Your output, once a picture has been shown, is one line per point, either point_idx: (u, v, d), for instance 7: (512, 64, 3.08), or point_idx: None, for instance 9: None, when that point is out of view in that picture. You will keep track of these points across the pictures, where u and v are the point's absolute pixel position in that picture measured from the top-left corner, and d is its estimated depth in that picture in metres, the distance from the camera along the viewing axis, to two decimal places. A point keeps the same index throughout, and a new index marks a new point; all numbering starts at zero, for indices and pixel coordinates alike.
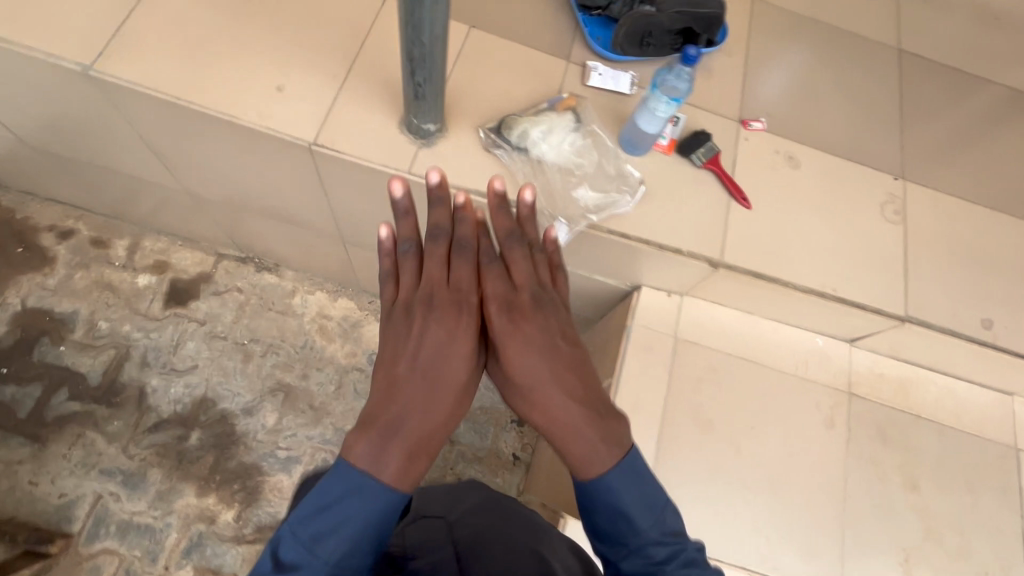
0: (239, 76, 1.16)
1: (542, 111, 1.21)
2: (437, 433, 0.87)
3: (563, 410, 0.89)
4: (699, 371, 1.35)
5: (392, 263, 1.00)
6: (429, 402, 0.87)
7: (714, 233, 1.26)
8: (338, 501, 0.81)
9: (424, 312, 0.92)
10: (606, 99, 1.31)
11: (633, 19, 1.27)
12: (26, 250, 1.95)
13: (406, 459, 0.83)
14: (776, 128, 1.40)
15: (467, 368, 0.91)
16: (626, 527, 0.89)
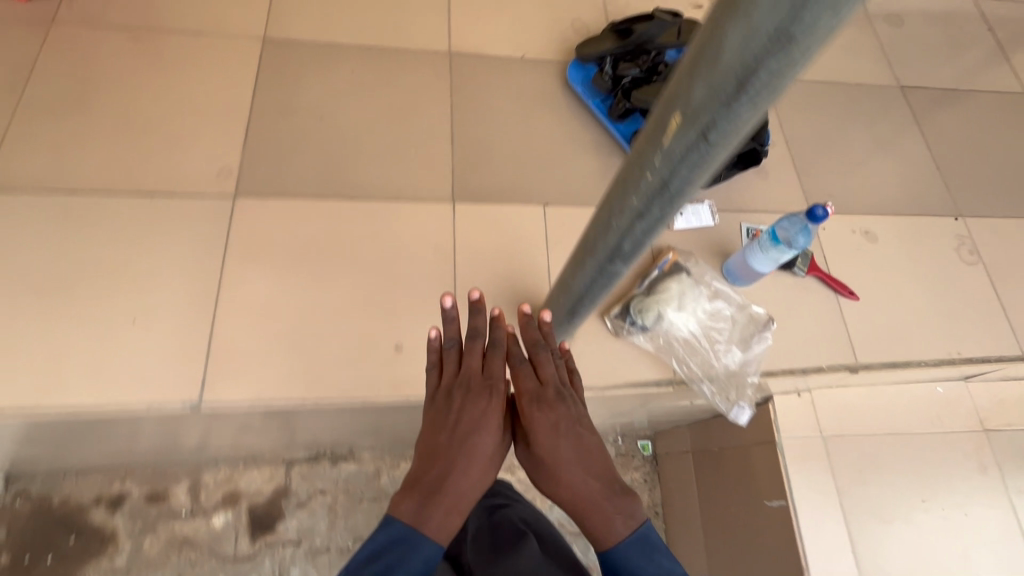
0: (354, 350, 1.08)
1: (658, 279, 1.20)
2: (470, 493, 0.68)
3: (587, 483, 0.72)
4: (856, 463, 1.27)
5: (436, 355, 0.83)
6: (466, 472, 0.69)
7: (839, 335, 1.33)
8: (389, 552, 0.63)
9: (464, 389, 0.77)
10: (695, 239, 1.31)
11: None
12: (77, 541, 1.27)
13: (448, 514, 0.66)
14: (842, 207, 1.45)
15: (497, 453, 0.74)
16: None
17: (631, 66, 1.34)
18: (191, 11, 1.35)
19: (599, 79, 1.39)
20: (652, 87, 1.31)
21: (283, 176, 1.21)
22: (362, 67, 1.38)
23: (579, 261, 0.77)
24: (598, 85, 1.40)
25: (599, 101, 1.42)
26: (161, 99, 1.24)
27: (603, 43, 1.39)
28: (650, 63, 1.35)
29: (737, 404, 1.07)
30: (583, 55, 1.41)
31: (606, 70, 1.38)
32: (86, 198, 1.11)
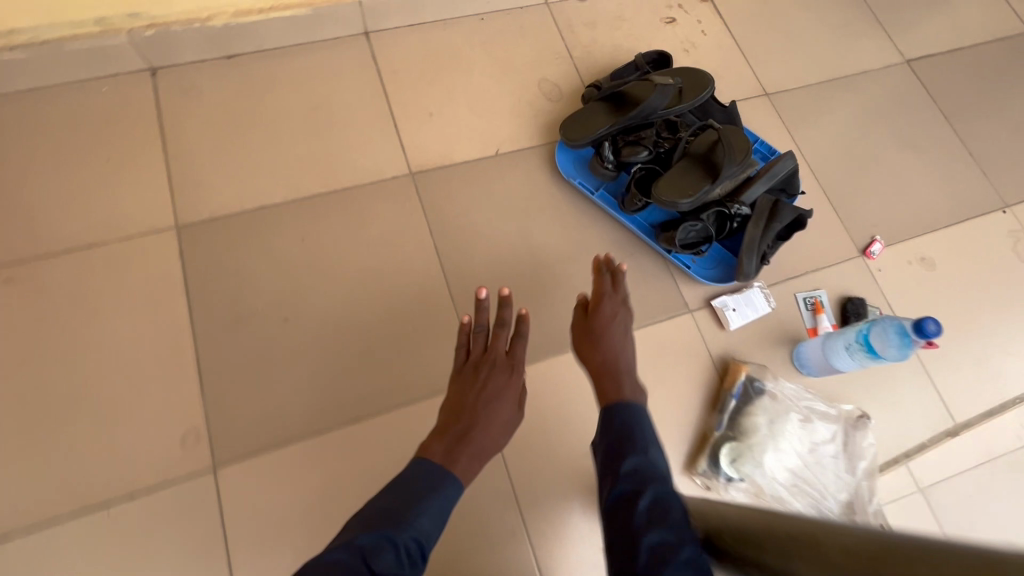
0: None
1: (737, 412, 1.02)
2: (487, 446, 0.77)
3: (619, 359, 0.86)
4: (961, 520, 1.08)
5: (465, 338, 0.89)
6: (486, 430, 0.79)
7: (933, 397, 1.15)
8: (422, 482, 0.69)
9: (490, 365, 0.86)
10: (756, 334, 1.13)
11: (751, 244, 1.07)
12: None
13: (471, 461, 0.75)
14: (891, 235, 1.28)
15: (511, 418, 0.82)
16: (613, 453, 0.66)
17: (637, 148, 1.11)
18: (71, 217, 1.03)
19: (601, 168, 1.13)
20: (671, 170, 1.09)
21: (265, 417, 0.95)
22: (313, 228, 1.09)
23: (732, 567, 0.56)
24: (600, 174, 1.15)
25: (602, 189, 1.18)
26: (72, 359, 0.94)
27: (593, 124, 1.15)
28: (655, 139, 1.13)
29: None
30: (572, 140, 1.14)
31: (606, 156, 1.13)
32: (21, 540, 0.84)
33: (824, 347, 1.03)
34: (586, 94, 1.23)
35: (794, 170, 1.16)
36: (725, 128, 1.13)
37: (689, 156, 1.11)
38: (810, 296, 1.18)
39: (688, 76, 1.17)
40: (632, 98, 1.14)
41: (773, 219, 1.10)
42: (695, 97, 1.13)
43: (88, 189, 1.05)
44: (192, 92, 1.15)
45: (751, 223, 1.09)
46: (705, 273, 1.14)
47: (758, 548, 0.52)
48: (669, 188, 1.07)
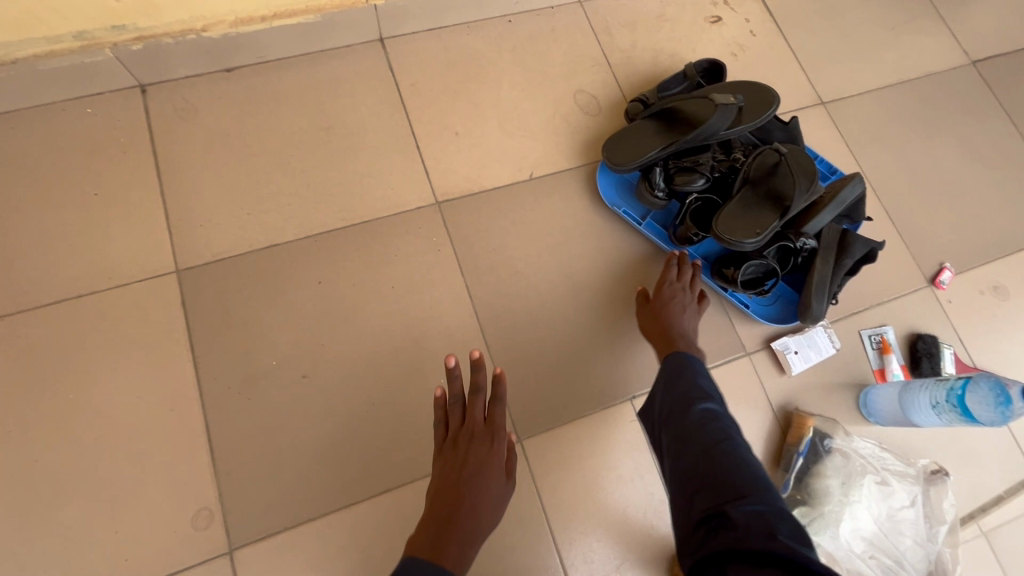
0: None
1: (805, 472, 0.93)
2: (479, 526, 0.70)
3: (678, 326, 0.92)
4: None
5: (440, 410, 0.81)
6: (476, 507, 0.71)
7: (1011, 443, 1.05)
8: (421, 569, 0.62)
9: (467, 437, 0.78)
10: (820, 378, 1.03)
11: (822, 284, 0.98)
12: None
13: (464, 545, 0.67)
14: (961, 262, 1.17)
15: (498, 489, 0.75)
16: (681, 396, 0.77)
17: (694, 174, 0.98)
18: (58, 263, 0.91)
19: (651, 197, 1.01)
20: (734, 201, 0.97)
21: (286, 491, 0.85)
22: (331, 270, 0.97)
23: None
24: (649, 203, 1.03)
25: (649, 219, 1.07)
26: (67, 429, 0.84)
27: (642, 145, 1.02)
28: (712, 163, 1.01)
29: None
30: (619, 165, 1.01)
31: (657, 182, 1.01)
32: None
33: (902, 398, 0.95)
34: (630, 108, 1.11)
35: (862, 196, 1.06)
36: (789, 152, 1.02)
37: (751, 184, 0.99)
38: (877, 333, 1.08)
39: (747, 92, 1.06)
40: (687, 116, 1.02)
41: (842, 254, 1.00)
42: (757, 117, 1.02)
43: (76, 230, 0.93)
44: (188, 113, 1.02)
45: (820, 260, 0.99)
46: (765, 311, 1.04)
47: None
48: (733, 222, 0.95)
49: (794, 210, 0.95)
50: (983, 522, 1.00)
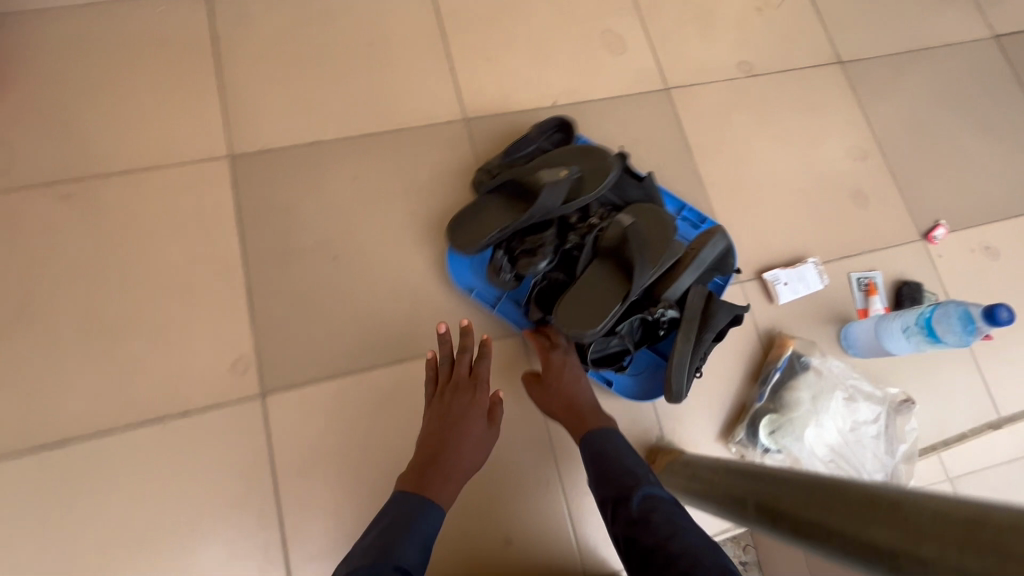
0: (457, 555, 0.93)
1: (781, 386, 1.02)
2: (464, 466, 0.82)
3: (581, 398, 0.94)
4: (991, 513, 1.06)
5: (432, 367, 0.91)
6: (462, 452, 0.82)
7: (981, 387, 1.11)
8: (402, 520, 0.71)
9: (453, 388, 0.88)
10: (805, 309, 1.11)
11: (680, 364, 0.92)
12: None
13: (444, 483, 0.78)
14: (956, 221, 1.23)
15: (484, 434, 0.86)
16: (618, 491, 0.80)
17: (532, 256, 0.94)
18: (128, 140, 1.03)
19: (498, 280, 0.96)
20: (574, 285, 0.91)
21: (312, 351, 0.97)
22: (365, 167, 1.08)
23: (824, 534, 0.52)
24: (497, 284, 0.98)
25: (502, 301, 1.02)
26: (129, 277, 0.96)
27: (480, 225, 0.96)
28: (550, 244, 0.95)
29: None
30: (454, 241, 0.97)
31: (503, 265, 0.96)
32: (85, 444, 0.89)
33: (877, 329, 1.01)
34: (477, 181, 1.06)
35: (729, 248, 1.02)
36: (640, 219, 0.95)
37: (600, 258, 0.93)
38: (864, 276, 1.15)
39: (593, 161, 1.00)
40: (523, 189, 0.97)
41: (705, 327, 0.94)
42: (595, 189, 0.96)
43: (145, 112, 1.05)
44: (248, 17, 1.12)
45: (679, 337, 0.92)
46: (629, 386, 1.02)
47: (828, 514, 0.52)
48: (572, 312, 0.90)
49: (633, 291, 0.88)
50: (948, 467, 1.06)
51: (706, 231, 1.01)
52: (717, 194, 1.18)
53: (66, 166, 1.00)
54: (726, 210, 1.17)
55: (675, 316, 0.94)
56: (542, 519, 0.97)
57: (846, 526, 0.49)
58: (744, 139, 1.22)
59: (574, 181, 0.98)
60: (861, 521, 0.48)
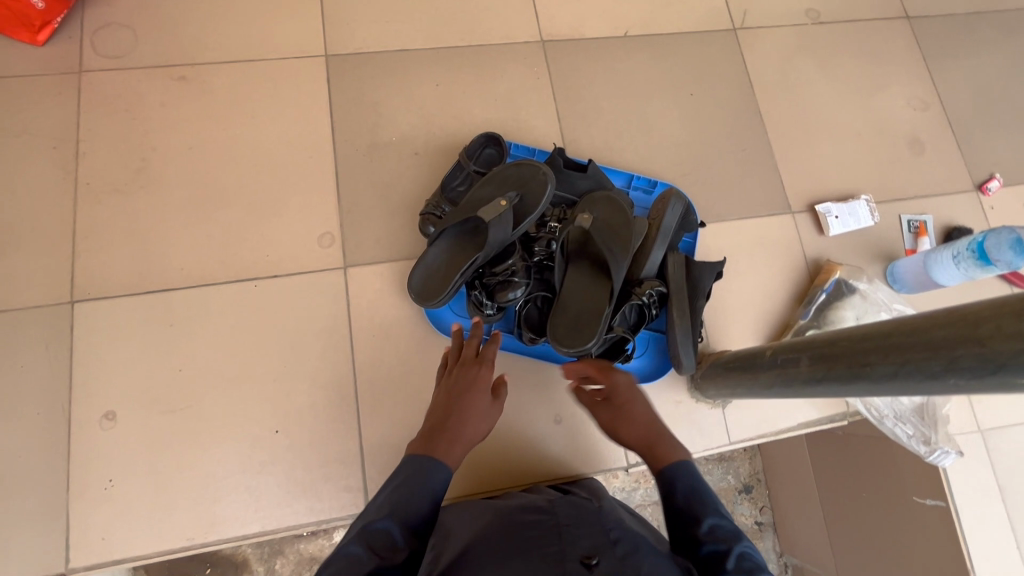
0: (509, 420, 1.02)
1: (826, 305, 1.07)
2: (469, 430, 0.81)
3: (655, 427, 0.86)
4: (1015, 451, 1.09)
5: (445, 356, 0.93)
6: (468, 421, 0.81)
7: None
8: (414, 477, 0.70)
9: (460, 366, 0.89)
10: (853, 243, 1.15)
11: (684, 337, 0.97)
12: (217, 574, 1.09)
13: (450, 443, 0.77)
14: (1010, 177, 1.25)
15: (487, 408, 0.85)
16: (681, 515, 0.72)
17: (507, 286, 0.94)
18: (236, 33, 1.12)
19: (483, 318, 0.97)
20: (555, 306, 0.94)
21: (389, 234, 1.05)
22: (447, 76, 1.15)
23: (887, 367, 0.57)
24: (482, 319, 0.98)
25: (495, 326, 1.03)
26: (232, 154, 1.06)
27: (464, 243, 0.97)
28: (521, 267, 0.95)
29: (937, 447, 1.01)
30: (420, 296, 0.95)
31: (483, 302, 0.96)
32: (187, 293, 0.98)
33: (925, 262, 1.05)
34: (421, 223, 1.02)
35: (686, 208, 1.04)
36: (600, 215, 0.98)
37: (573, 263, 0.98)
38: (915, 218, 1.18)
39: (517, 176, 0.99)
40: (473, 226, 0.97)
41: (694, 294, 1.01)
42: (538, 201, 0.96)
43: (252, 10, 1.14)
44: None
45: (676, 309, 0.98)
46: (640, 367, 1.05)
47: (882, 336, 0.58)
48: (569, 328, 0.93)
49: (617, 288, 0.93)
50: (982, 422, 1.11)
51: (663, 195, 1.03)
52: (776, 131, 1.22)
53: (180, 51, 1.10)
54: (784, 146, 1.21)
55: (663, 292, 0.99)
56: None
57: (904, 339, 0.54)
58: (807, 82, 1.26)
59: (518, 202, 0.97)
60: (917, 330, 0.53)
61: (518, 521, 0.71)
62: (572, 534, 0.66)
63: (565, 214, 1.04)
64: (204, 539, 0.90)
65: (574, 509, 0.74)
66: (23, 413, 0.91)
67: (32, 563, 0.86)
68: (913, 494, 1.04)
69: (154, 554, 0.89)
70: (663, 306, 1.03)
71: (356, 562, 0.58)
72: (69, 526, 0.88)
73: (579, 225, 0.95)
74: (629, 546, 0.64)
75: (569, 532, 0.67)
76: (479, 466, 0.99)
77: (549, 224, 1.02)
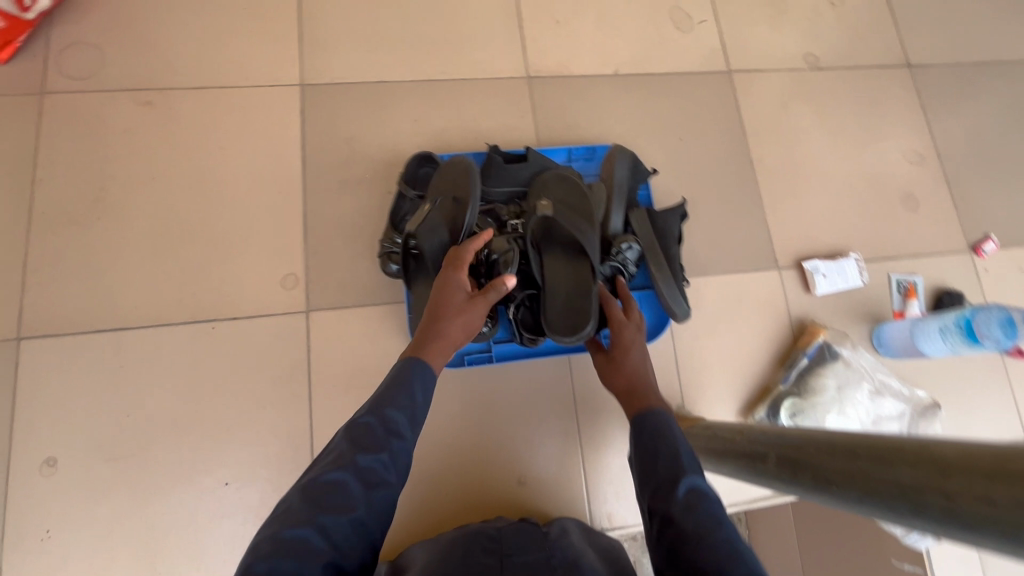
0: (472, 478, 0.97)
1: (807, 370, 1.03)
2: (454, 336, 0.76)
3: (643, 383, 0.80)
4: None
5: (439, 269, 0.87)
6: (446, 320, 0.77)
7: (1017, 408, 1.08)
8: (394, 387, 0.66)
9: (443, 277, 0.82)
10: (840, 304, 1.11)
11: (669, 289, 0.95)
12: None
13: (436, 350, 0.74)
14: (1006, 239, 1.20)
15: (472, 311, 0.79)
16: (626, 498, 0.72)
17: None
18: (209, 56, 1.08)
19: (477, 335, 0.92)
20: (544, 298, 0.90)
21: (356, 277, 1.01)
22: (426, 111, 1.11)
23: (852, 491, 0.53)
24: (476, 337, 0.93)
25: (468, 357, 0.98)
26: (197, 185, 1.01)
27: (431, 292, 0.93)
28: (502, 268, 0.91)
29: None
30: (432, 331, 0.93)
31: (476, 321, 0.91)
32: (141, 333, 0.94)
33: (911, 331, 1.01)
34: (382, 262, 0.96)
35: (633, 159, 1.05)
36: (556, 193, 0.94)
37: (545, 251, 0.93)
38: (906, 279, 1.14)
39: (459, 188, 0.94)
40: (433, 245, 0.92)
41: (665, 241, 0.99)
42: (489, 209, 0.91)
43: (227, 33, 1.10)
44: None
45: (653, 263, 0.96)
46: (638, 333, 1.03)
47: (848, 456, 0.54)
48: (562, 315, 0.89)
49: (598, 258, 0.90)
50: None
51: (610, 156, 1.03)
52: (767, 180, 1.18)
53: (149, 75, 1.05)
54: (774, 195, 1.17)
55: (638, 250, 0.97)
56: (557, 463, 0.99)
57: (870, 465, 0.51)
58: (802, 130, 1.22)
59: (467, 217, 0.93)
60: (882, 462, 0.49)
61: (466, 549, 0.72)
62: (515, 564, 0.67)
63: (521, 208, 0.99)
64: None
65: (520, 538, 0.76)
66: None
67: None
68: (891, 558, 1.01)
69: None
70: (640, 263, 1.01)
71: (340, 457, 0.57)
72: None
73: (541, 214, 0.90)
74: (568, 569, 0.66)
75: (511, 561, 0.69)
76: (437, 526, 0.94)
77: (509, 224, 0.97)
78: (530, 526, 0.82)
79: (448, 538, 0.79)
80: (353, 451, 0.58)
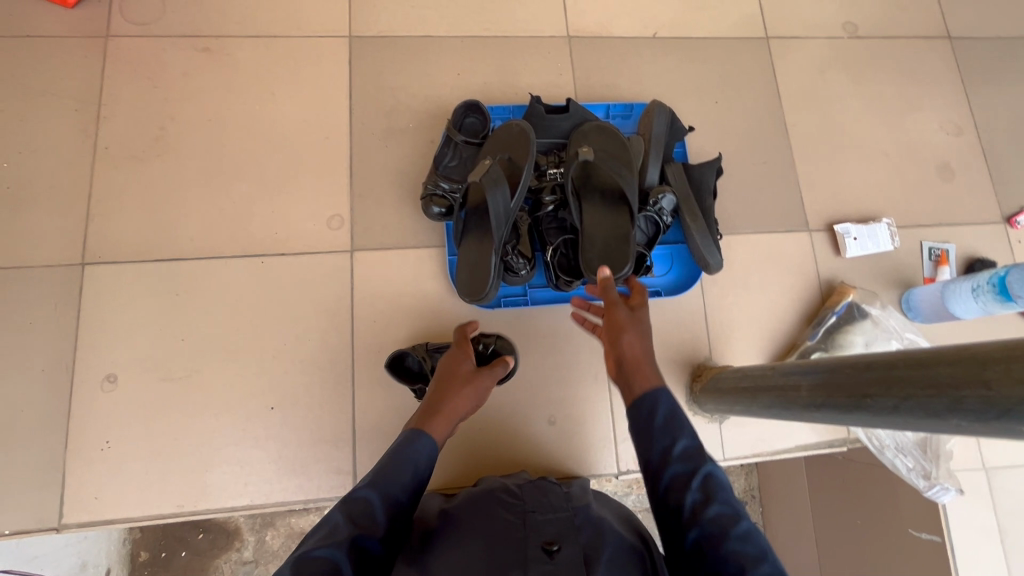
0: (502, 417, 1.01)
1: (835, 328, 1.05)
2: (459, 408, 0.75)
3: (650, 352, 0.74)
4: None
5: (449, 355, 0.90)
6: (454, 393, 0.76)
7: None
8: (396, 453, 0.65)
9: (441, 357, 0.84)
10: (870, 267, 1.12)
11: (704, 240, 0.98)
12: (206, 540, 1.11)
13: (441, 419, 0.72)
14: None
15: (474, 389, 0.79)
16: (652, 425, 0.64)
17: None
18: (262, 8, 1.12)
19: (517, 277, 0.96)
20: (582, 242, 0.93)
21: (398, 221, 1.05)
22: (469, 66, 1.14)
23: (890, 402, 0.55)
24: (515, 280, 0.97)
25: (504, 300, 1.02)
26: (249, 129, 1.06)
27: (470, 233, 0.95)
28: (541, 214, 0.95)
29: (937, 482, 0.97)
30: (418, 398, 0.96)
31: (516, 263, 0.95)
32: (196, 265, 0.99)
33: (942, 292, 1.02)
34: (424, 205, 1.00)
35: (672, 116, 1.07)
36: (597, 143, 0.98)
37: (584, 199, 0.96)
38: (938, 246, 1.15)
39: (503, 135, 0.97)
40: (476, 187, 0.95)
41: (700, 194, 1.03)
42: (529, 155, 0.93)
43: None
44: None
45: (688, 214, 0.99)
46: (671, 283, 1.05)
47: (884, 369, 0.56)
48: (601, 258, 0.91)
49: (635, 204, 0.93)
50: (986, 458, 1.05)
51: (648, 109, 1.05)
52: (800, 145, 1.19)
53: (206, 23, 1.10)
54: (807, 160, 1.18)
55: (674, 200, 0.99)
56: (585, 407, 1.02)
57: (907, 374, 0.53)
58: (838, 98, 1.23)
59: (508, 165, 0.96)
60: (920, 365, 0.52)
61: (488, 504, 0.71)
62: (537, 523, 0.66)
63: (560, 158, 1.01)
64: (190, 507, 0.91)
65: (543, 496, 0.74)
66: (29, 367, 0.93)
67: (27, 515, 0.88)
68: (910, 527, 0.98)
69: (140, 519, 0.90)
70: (674, 215, 1.03)
71: (334, 534, 0.55)
72: (65, 483, 0.90)
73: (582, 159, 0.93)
74: (593, 535, 0.64)
75: (534, 519, 0.67)
76: (470, 458, 0.99)
77: (548, 171, 1.00)
78: (542, 480, 0.79)
79: (467, 495, 0.78)
80: (349, 529, 0.55)
